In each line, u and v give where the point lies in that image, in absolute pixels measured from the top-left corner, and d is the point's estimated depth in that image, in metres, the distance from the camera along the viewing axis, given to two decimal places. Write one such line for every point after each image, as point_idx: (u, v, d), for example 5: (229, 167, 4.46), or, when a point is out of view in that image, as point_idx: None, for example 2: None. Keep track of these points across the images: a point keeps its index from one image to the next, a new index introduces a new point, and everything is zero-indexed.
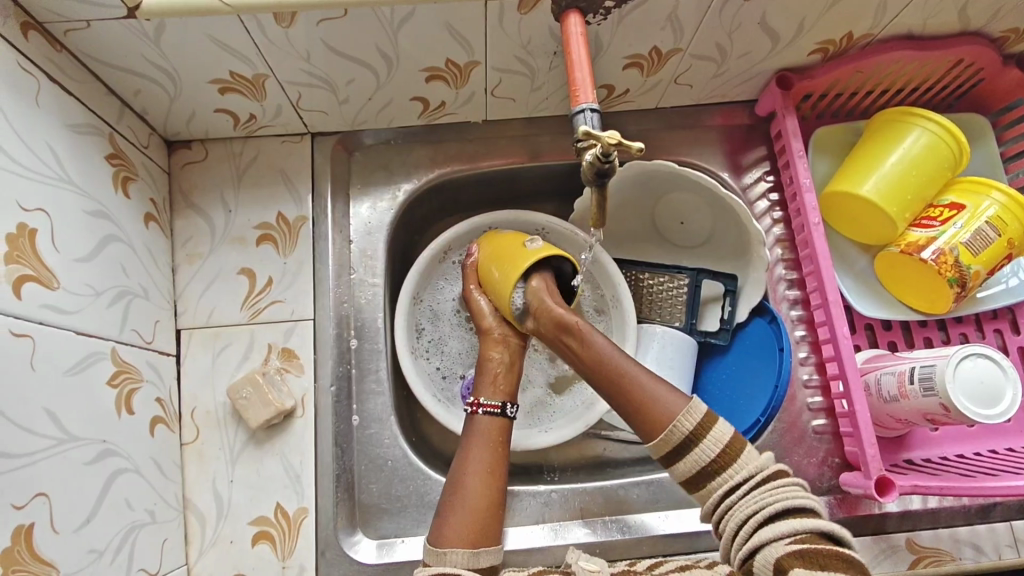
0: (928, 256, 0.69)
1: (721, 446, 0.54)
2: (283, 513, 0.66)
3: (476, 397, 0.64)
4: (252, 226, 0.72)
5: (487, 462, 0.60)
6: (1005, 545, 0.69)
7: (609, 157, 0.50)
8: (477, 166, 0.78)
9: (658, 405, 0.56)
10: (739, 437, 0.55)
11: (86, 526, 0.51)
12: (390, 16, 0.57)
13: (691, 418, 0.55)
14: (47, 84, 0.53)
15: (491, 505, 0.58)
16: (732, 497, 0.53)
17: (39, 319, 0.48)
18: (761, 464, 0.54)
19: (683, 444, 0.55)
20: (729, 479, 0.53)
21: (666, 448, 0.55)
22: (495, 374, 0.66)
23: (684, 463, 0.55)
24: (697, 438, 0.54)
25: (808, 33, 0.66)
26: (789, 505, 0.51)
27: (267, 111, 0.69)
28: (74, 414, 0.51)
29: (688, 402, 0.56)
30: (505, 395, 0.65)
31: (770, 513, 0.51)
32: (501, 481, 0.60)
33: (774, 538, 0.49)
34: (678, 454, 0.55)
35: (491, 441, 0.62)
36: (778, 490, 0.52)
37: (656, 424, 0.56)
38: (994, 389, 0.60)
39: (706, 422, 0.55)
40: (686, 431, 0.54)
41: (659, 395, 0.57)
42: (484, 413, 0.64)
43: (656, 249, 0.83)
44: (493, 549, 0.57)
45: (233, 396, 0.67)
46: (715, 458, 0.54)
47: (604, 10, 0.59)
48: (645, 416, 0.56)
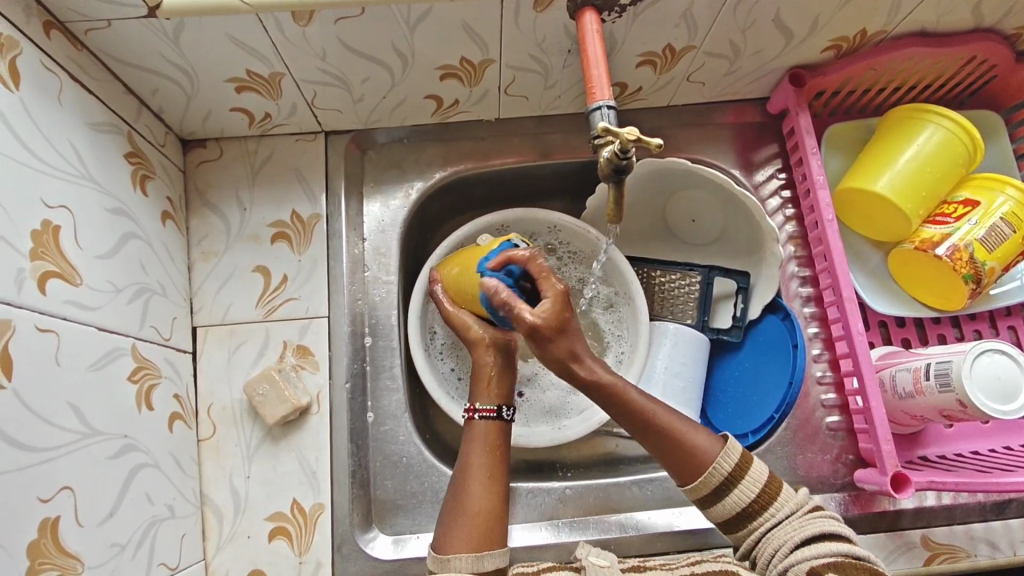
0: (943, 253, 0.68)
1: (760, 486, 0.55)
2: (299, 509, 0.66)
3: (472, 403, 0.61)
4: (266, 224, 0.72)
5: (488, 468, 0.58)
6: (1020, 541, 0.69)
7: (627, 153, 0.50)
8: (490, 164, 0.78)
9: (693, 450, 0.55)
10: (773, 475, 0.56)
11: (108, 520, 0.51)
12: (406, 14, 0.57)
13: (729, 459, 0.55)
14: (69, 82, 0.54)
15: (493, 509, 0.56)
16: (772, 529, 0.54)
17: (62, 315, 0.49)
18: (800, 500, 0.55)
19: (722, 485, 0.55)
20: (770, 517, 0.54)
21: (705, 491, 0.55)
22: (489, 376, 0.62)
23: (724, 504, 0.55)
24: (737, 478, 0.55)
25: (822, 30, 0.66)
26: (826, 531, 0.53)
27: (282, 110, 0.70)
28: (97, 411, 0.51)
29: (722, 443, 0.56)
30: (500, 398, 0.62)
31: (809, 536, 0.52)
32: (503, 485, 0.58)
33: (813, 556, 0.51)
34: (718, 496, 0.55)
35: (489, 445, 0.59)
36: (816, 518, 0.54)
37: (695, 467, 0.55)
38: (1011, 384, 0.60)
39: (743, 464, 0.55)
40: (725, 473, 0.55)
41: (692, 435, 0.56)
42: (482, 418, 0.61)
43: (669, 248, 0.83)
44: (498, 551, 0.54)
45: (249, 393, 0.67)
46: (756, 498, 0.55)
47: (619, 7, 0.59)
48: (680, 460, 0.56)
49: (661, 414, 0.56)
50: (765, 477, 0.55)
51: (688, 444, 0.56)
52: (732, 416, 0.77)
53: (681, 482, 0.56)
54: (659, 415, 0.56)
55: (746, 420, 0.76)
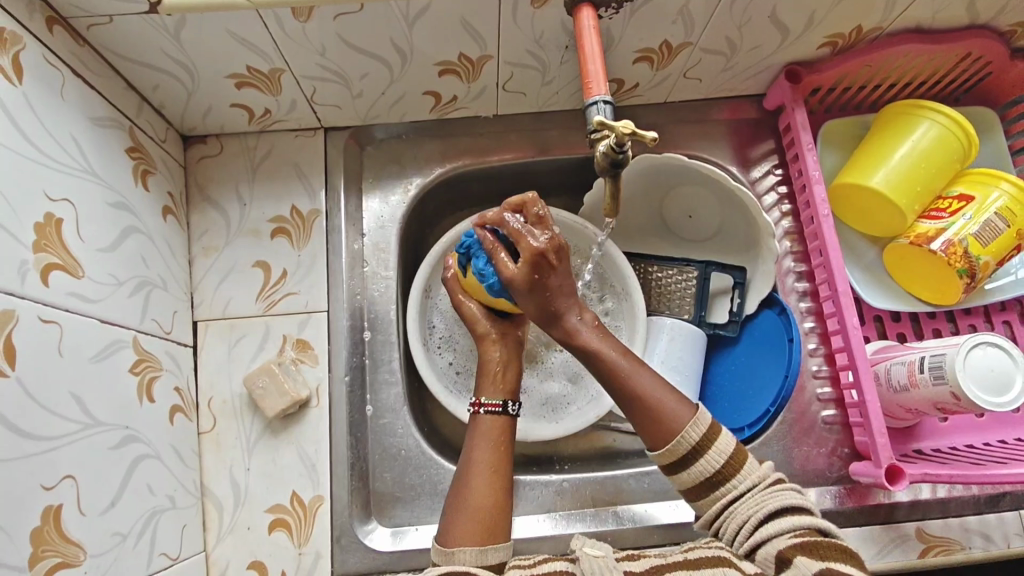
0: (938, 248, 0.69)
1: (726, 457, 0.55)
2: (299, 501, 0.67)
3: (478, 397, 0.62)
4: (266, 219, 0.73)
5: (491, 462, 0.58)
6: (1014, 533, 0.70)
7: (623, 147, 0.51)
8: (488, 160, 0.78)
9: (664, 417, 0.56)
10: (740, 446, 0.57)
11: (110, 509, 0.52)
12: (405, 10, 0.58)
13: (697, 429, 0.55)
14: (72, 77, 0.54)
15: (496, 503, 0.56)
16: (733, 503, 0.55)
17: (65, 306, 0.49)
18: (763, 473, 0.56)
19: (689, 454, 0.55)
20: (733, 489, 0.55)
21: (672, 458, 0.56)
22: (497, 370, 0.64)
23: (689, 472, 0.55)
24: (704, 448, 0.55)
25: (818, 26, 0.66)
26: (786, 505, 0.54)
27: (282, 105, 0.70)
28: (99, 402, 0.52)
29: (692, 413, 0.56)
30: (506, 393, 0.62)
31: (772, 510, 0.53)
32: (507, 479, 0.58)
33: (777, 533, 0.52)
34: (684, 463, 0.56)
35: (493, 439, 0.60)
36: (777, 491, 0.55)
37: (665, 432, 0.56)
38: (1003, 377, 0.61)
39: (711, 435, 0.55)
40: (693, 442, 0.55)
41: (667, 403, 0.56)
42: (487, 413, 0.61)
43: (665, 244, 0.84)
44: (502, 546, 0.55)
45: (249, 386, 0.68)
46: (721, 468, 0.55)
47: (616, 3, 0.60)
48: (652, 425, 0.56)
49: (638, 375, 0.57)
50: (732, 447, 0.56)
51: (660, 411, 0.56)
52: (729, 411, 0.78)
53: (651, 446, 0.57)
54: (637, 380, 0.57)
55: (741, 414, 0.76)
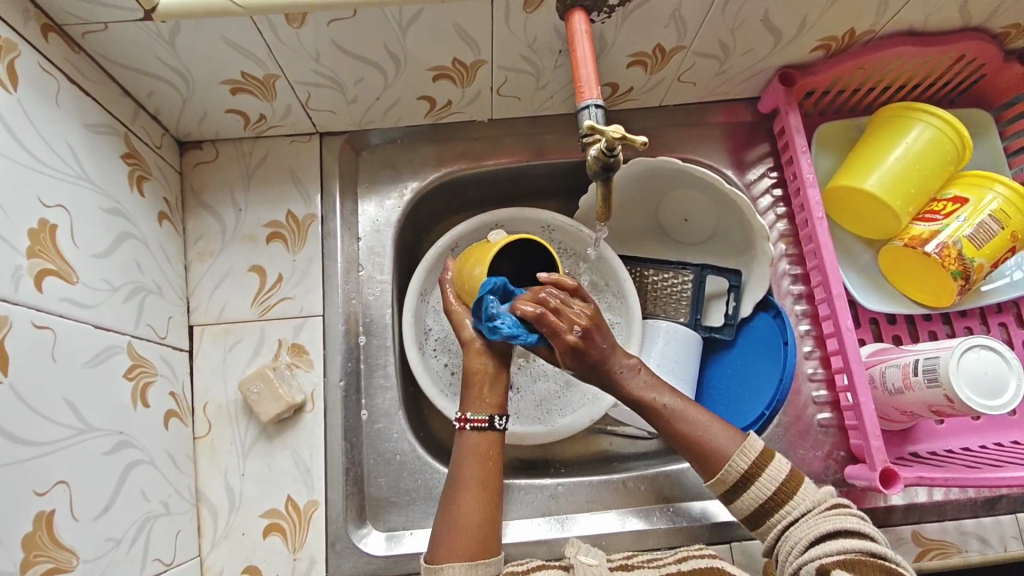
0: (933, 250, 0.69)
1: (778, 484, 0.58)
2: (293, 506, 0.67)
3: (463, 412, 0.61)
4: (262, 224, 0.73)
5: (480, 476, 0.58)
6: (1011, 536, 0.70)
7: (614, 151, 0.51)
8: (483, 164, 0.79)
9: (712, 447, 0.60)
10: (795, 471, 0.59)
11: (104, 515, 0.52)
12: (398, 16, 0.58)
13: (746, 457, 0.59)
14: (67, 85, 0.55)
15: (487, 518, 0.57)
16: (790, 527, 0.57)
17: (59, 312, 0.49)
18: (819, 497, 0.57)
19: (739, 482, 0.58)
20: (787, 515, 0.57)
21: (724, 487, 0.59)
22: (480, 384, 0.62)
23: (743, 500, 0.58)
24: (753, 475, 0.58)
25: (811, 30, 0.67)
26: (840, 527, 0.54)
27: (276, 111, 0.70)
28: (93, 407, 0.52)
29: (741, 443, 0.60)
30: (493, 408, 0.62)
31: (825, 532, 0.54)
32: (496, 493, 0.58)
33: (824, 553, 0.52)
34: (735, 492, 0.59)
35: (481, 456, 0.60)
36: (834, 515, 0.55)
37: (713, 462, 0.59)
38: (997, 380, 0.61)
39: (761, 462, 0.58)
40: (741, 471, 0.58)
41: (714, 435, 0.60)
42: (473, 429, 0.61)
43: (660, 247, 0.84)
44: (492, 560, 0.55)
45: (245, 391, 0.68)
46: (773, 496, 0.58)
47: (608, 8, 0.60)
48: (701, 457, 0.60)
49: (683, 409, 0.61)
50: (784, 475, 0.58)
51: (708, 443, 0.60)
52: (726, 414, 0.77)
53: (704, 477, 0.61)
54: (683, 417, 0.61)
55: (737, 417, 0.76)
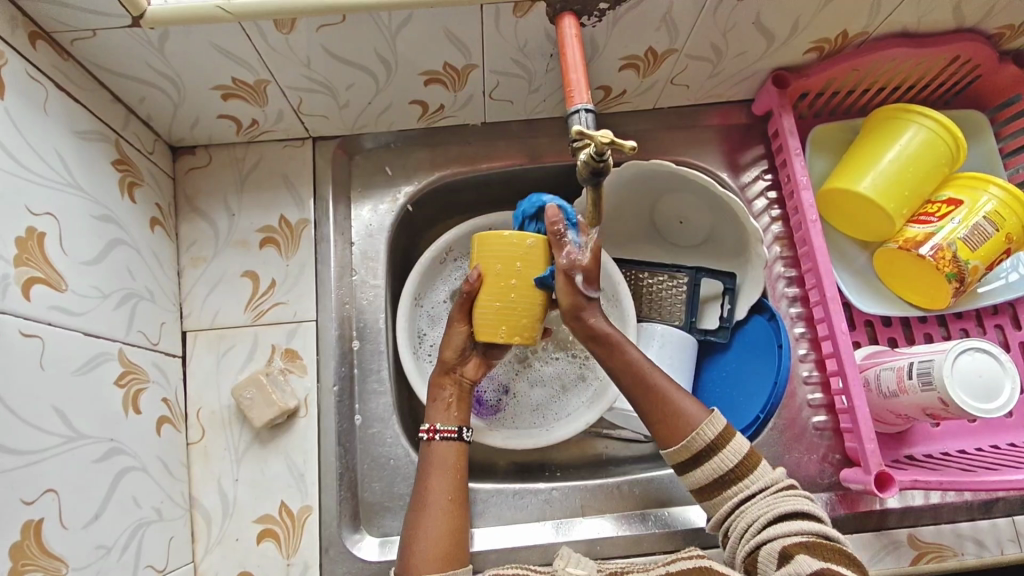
0: (927, 253, 0.69)
1: (740, 456, 0.58)
2: (287, 511, 0.67)
3: (431, 424, 0.63)
4: (255, 229, 0.73)
5: (448, 490, 0.60)
6: (1007, 539, 0.69)
7: (603, 157, 0.50)
8: (478, 168, 0.78)
9: (679, 415, 0.60)
10: (753, 450, 0.60)
11: (94, 522, 0.52)
12: (388, 22, 0.58)
13: (713, 427, 0.59)
14: (56, 92, 0.55)
15: (454, 529, 0.59)
16: (745, 502, 0.58)
17: (47, 320, 0.49)
18: (775, 477, 0.58)
19: (703, 451, 0.59)
20: (744, 489, 0.58)
21: (685, 455, 0.59)
22: (448, 399, 0.65)
23: (702, 469, 0.59)
24: (718, 446, 0.59)
25: (803, 32, 0.66)
26: (797, 509, 0.56)
27: (268, 117, 0.71)
28: (83, 415, 0.52)
29: (707, 414, 0.60)
30: (460, 420, 0.64)
31: (783, 512, 0.56)
32: (461, 507, 0.60)
33: (786, 534, 0.54)
34: (697, 461, 0.59)
35: (450, 468, 0.62)
36: (790, 496, 0.57)
37: (679, 431, 0.60)
38: (991, 383, 0.60)
39: (725, 435, 0.59)
40: (708, 439, 0.59)
41: (681, 402, 0.61)
42: (442, 439, 0.63)
43: (656, 250, 0.83)
44: (462, 570, 0.57)
45: (238, 396, 0.68)
46: (734, 467, 0.58)
47: (599, 11, 0.59)
48: (665, 424, 0.60)
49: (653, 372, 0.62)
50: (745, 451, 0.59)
51: (676, 412, 0.60)
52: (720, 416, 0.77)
53: (664, 445, 0.61)
54: (659, 384, 0.62)
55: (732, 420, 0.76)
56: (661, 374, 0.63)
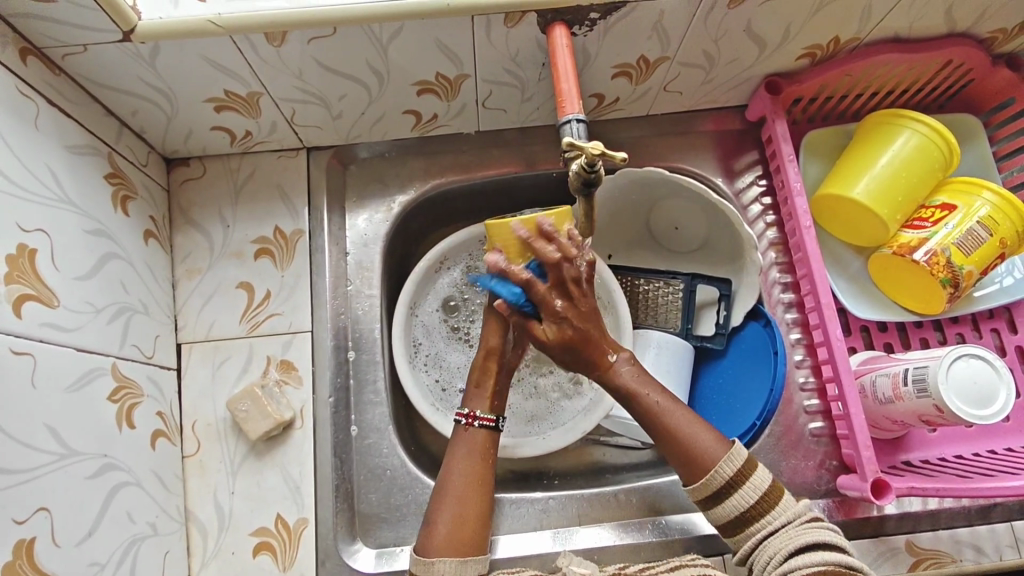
0: (921, 258, 0.69)
1: (761, 493, 0.58)
2: (283, 524, 0.67)
3: (470, 410, 0.63)
4: (250, 240, 0.73)
5: (475, 473, 0.61)
6: (1006, 545, 0.69)
7: (595, 167, 0.49)
8: (473, 176, 0.78)
9: (699, 452, 0.59)
10: (776, 483, 0.59)
11: (88, 539, 0.52)
12: (378, 34, 0.58)
13: (732, 464, 0.58)
14: (47, 108, 0.55)
15: (481, 515, 0.59)
16: (770, 536, 0.57)
17: (39, 337, 0.49)
18: (801, 509, 0.58)
19: (723, 488, 0.58)
20: (767, 524, 0.57)
21: (706, 493, 0.59)
22: (492, 387, 0.65)
23: (722, 507, 0.58)
24: (738, 482, 0.58)
25: (795, 39, 0.66)
26: (819, 540, 0.55)
27: (262, 127, 0.70)
28: (76, 430, 0.52)
29: (728, 450, 0.59)
30: (499, 409, 0.64)
31: (804, 543, 0.55)
32: (489, 489, 0.61)
33: (805, 565, 0.53)
34: (717, 498, 0.58)
35: (479, 451, 0.62)
36: (814, 527, 0.56)
37: (699, 467, 0.59)
38: (987, 389, 0.60)
39: (745, 470, 0.58)
40: (727, 476, 0.58)
41: (701, 439, 0.60)
42: (480, 426, 0.63)
43: (652, 256, 0.84)
44: (480, 557, 0.58)
45: (233, 408, 0.68)
46: (758, 503, 0.57)
47: (590, 21, 0.59)
48: (682, 460, 0.60)
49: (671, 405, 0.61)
50: (765, 487, 0.58)
51: (695, 446, 0.59)
52: (718, 421, 0.77)
53: (686, 481, 0.60)
54: (672, 417, 0.61)
55: (730, 426, 0.76)
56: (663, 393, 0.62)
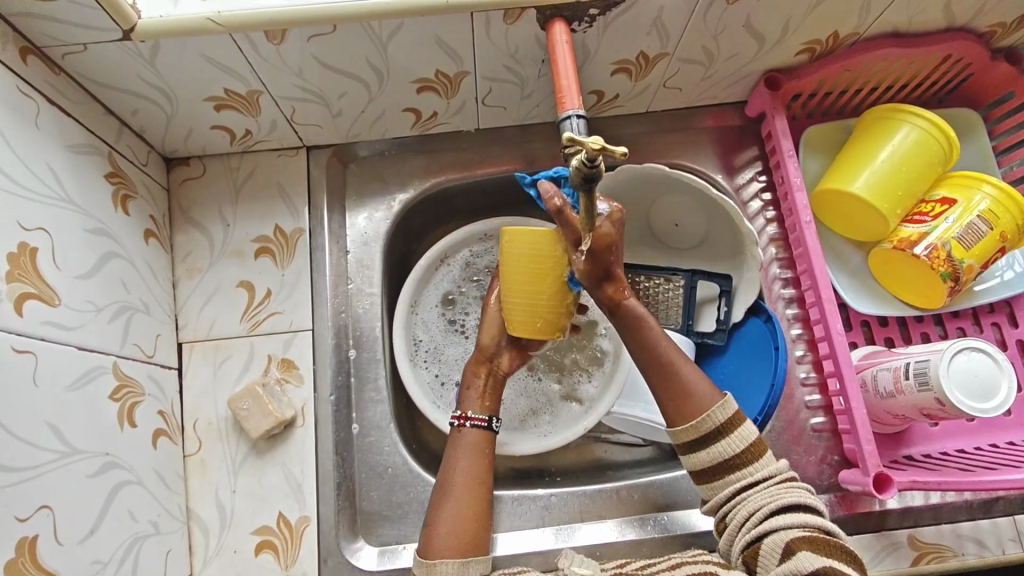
0: (921, 252, 0.69)
1: (747, 443, 0.58)
2: (285, 522, 0.67)
3: (463, 411, 0.64)
4: (250, 239, 0.73)
5: (476, 473, 0.61)
6: (1008, 539, 0.69)
7: (594, 162, 0.48)
8: (472, 174, 0.78)
9: (690, 396, 0.60)
10: (761, 438, 0.60)
11: (90, 538, 0.52)
12: (378, 31, 0.58)
13: (724, 412, 0.59)
14: (47, 106, 0.55)
15: (480, 514, 0.59)
16: (748, 489, 0.58)
17: (40, 335, 0.49)
18: (780, 467, 0.59)
19: (711, 433, 0.58)
20: (749, 476, 0.58)
21: (693, 435, 0.59)
22: (480, 388, 0.66)
23: (708, 452, 0.58)
24: (727, 431, 0.58)
25: (794, 34, 0.66)
26: (798, 502, 0.56)
27: (262, 126, 0.70)
28: (78, 429, 0.52)
29: (721, 398, 0.60)
30: (491, 410, 0.65)
31: (787, 504, 0.56)
32: (487, 489, 0.61)
33: (789, 527, 0.54)
34: (703, 443, 0.59)
35: (475, 451, 0.62)
36: (792, 487, 0.57)
37: (693, 410, 0.59)
38: (988, 382, 0.60)
39: (734, 420, 0.59)
40: (717, 423, 0.58)
41: (696, 384, 0.60)
42: (472, 426, 0.64)
43: (653, 253, 0.83)
44: (481, 558, 0.57)
45: (234, 407, 0.68)
46: (740, 454, 0.58)
47: (589, 17, 0.59)
48: (676, 405, 0.60)
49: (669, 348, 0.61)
50: (750, 440, 0.59)
51: (689, 391, 0.60)
52: None
53: (671, 422, 0.60)
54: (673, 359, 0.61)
55: None
56: (673, 347, 0.61)
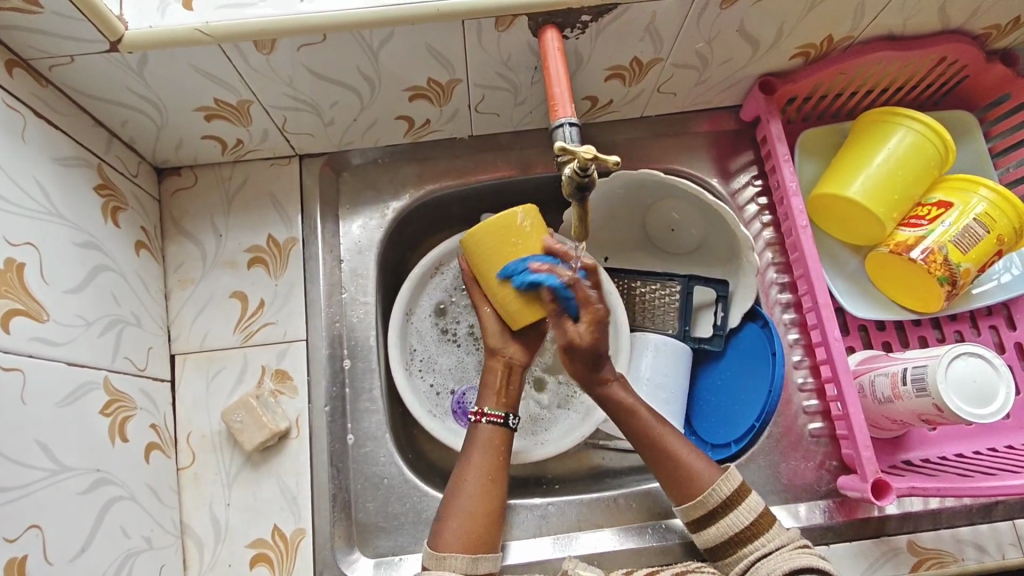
0: (918, 257, 0.68)
1: (755, 515, 0.58)
2: (280, 535, 0.66)
3: (479, 407, 0.63)
4: (243, 249, 0.73)
5: (488, 469, 0.60)
6: (1008, 543, 0.69)
7: (588, 171, 0.48)
8: (466, 181, 0.78)
9: (693, 472, 0.61)
10: (768, 510, 0.59)
11: (81, 555, 0.51)
12: (368, 40, 0.57)
13: (728, 484, 0.59)
14: (34, 119, 0.54)
15: (491, 511, 0.59)
16: (762, 559, 0.56)
17: (28, 352, 0.49)
18: (790, 537, 0.57)
19: (718, 508, 0.59)
20: (760, 547, 0.57)
21: (700, 512, 0.60)
22: (499, 383, 0.64)
23: (717, 526, 0.59)
24: (734, 503, 0.59)
25: (788, 38, 0.66)
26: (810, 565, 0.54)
27: (253, 135, 0.70)
28: (67, 446, 0.51)
29: (722, 471, 0.61)
30: (508, 405, 0.64)
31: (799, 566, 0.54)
32: (501, 487, 0.61)
33: None
34: (711, 518, 0.59)
35: (491, 448, 0.62)
36: (804, 552, 0.55)
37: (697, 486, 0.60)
38: (986, 387, 0.60)
39: (740, 492, 0.59)
40: (723, 496, 0.59)
41: (696, 461, 0.61)
42: (488, 422, 0.63)
43: (648, 258, 0.83)
44: (491, 555, 0.57)
45: (228, 420, 0.67)
46: (748, 526, 0.58)
47: (581, 24, 0.59)
48: (681, 482, 0.61)
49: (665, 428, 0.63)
50: (757, 512, 0.58)
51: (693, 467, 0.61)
52: (715, 420, 0.77)
53: (677, 501, 0.61)
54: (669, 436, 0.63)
55: (726, 427, 0.76)
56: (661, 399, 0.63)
